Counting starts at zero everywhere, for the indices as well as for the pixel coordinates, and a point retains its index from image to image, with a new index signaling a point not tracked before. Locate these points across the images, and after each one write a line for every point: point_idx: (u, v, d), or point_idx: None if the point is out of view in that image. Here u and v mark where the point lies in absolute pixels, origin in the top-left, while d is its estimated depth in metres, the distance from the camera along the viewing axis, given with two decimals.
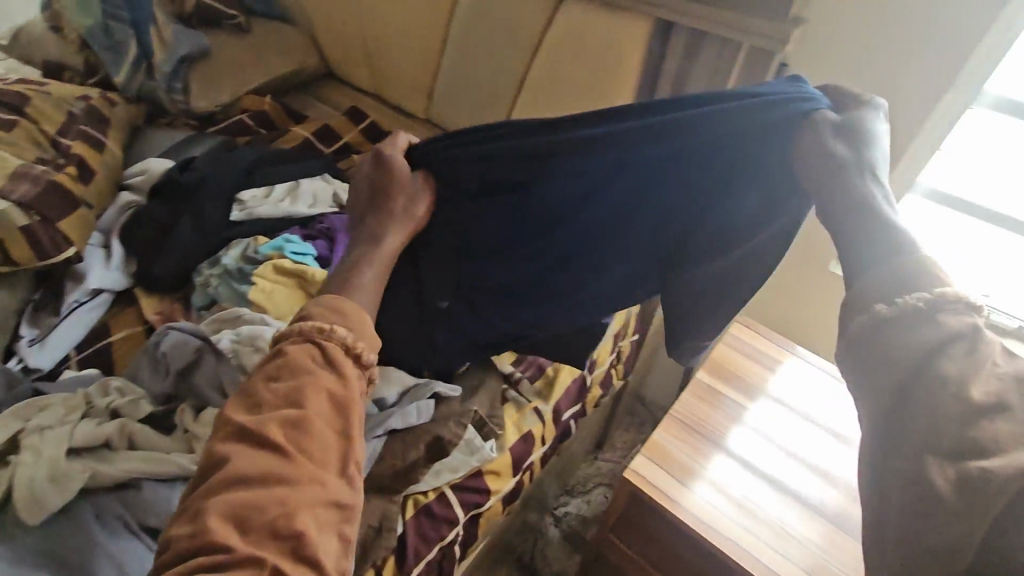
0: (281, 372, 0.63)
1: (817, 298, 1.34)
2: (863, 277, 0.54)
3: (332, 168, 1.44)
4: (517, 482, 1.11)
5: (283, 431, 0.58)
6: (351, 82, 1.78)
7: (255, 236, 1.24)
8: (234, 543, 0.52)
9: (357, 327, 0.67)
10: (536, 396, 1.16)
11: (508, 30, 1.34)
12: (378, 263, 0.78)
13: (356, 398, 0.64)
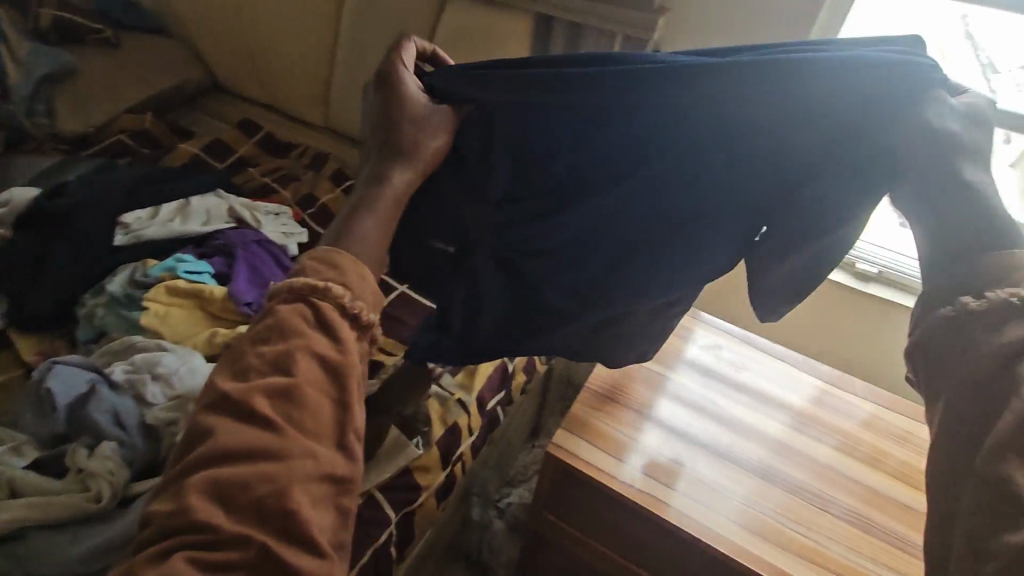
0: (271, 333, 0.54)
1: None
2: (941, 271, 0.55)
3: (226, 182, 1.37)
4: (448, 474, 1.14)
5: (273, 400, 0.51)
6: (239, 94, 1.71)
7: (144, 260, 1.17)
8: (222, 522, 0.47)
9: (357, 284, 0.58)
10: (458, 388, 1.19)
11: (396, 29, 1.33)
12: (383, 209, 0.64)
13: (354, 361, 0.55)
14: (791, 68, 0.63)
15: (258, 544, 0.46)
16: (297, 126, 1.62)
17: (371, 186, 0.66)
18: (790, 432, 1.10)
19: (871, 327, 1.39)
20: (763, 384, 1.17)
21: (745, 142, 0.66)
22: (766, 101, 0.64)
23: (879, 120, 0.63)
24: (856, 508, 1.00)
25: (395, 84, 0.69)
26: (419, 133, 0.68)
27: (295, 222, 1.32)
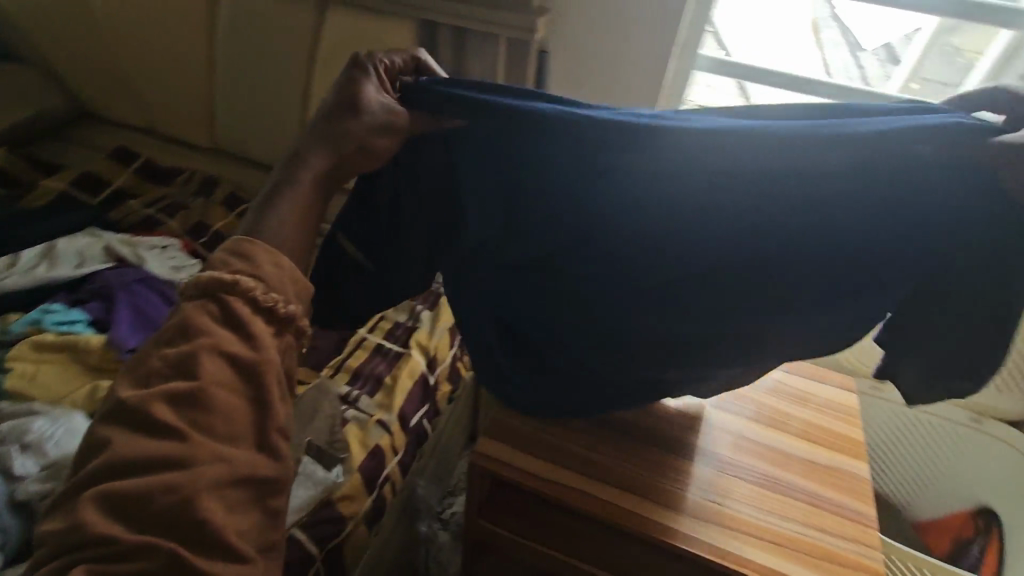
0: (174, 334, 0.50)
1: None
2: None
3: (100, 218, 1.25)
4: (377, 499, 1.03)
5: (176, 408, 0.46)
6: (113, 119, 1.55)
7: (5, 316, 1.04)
8: (123, 534, 0.43)
9: (274, 275, 0.54)
10: (377, 408, 1.10)
11: (273, 40, 1.24)
12: (297, 194, 0.60)
13: (272, 360, 0.51)
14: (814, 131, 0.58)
15: (166, 553, 0.43)
16: (182, 150, 1.51)
17: (290, 168, 0.62)
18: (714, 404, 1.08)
19: None
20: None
21: (847, 198, 0.60)
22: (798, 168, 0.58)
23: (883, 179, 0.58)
24: (769, 472, 0.97)
25: (354, 82, 0.66)
26: (339, 127, 0.63)
27: (185, 254, 1.21)
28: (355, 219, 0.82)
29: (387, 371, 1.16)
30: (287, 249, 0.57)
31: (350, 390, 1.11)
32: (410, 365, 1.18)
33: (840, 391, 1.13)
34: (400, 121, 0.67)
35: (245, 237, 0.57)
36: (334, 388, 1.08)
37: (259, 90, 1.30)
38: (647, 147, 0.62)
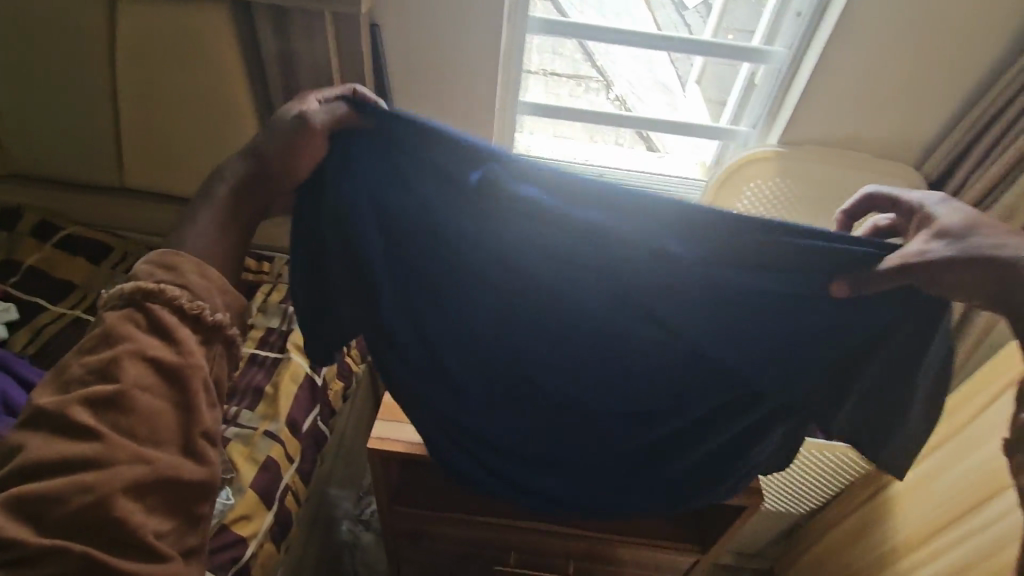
0: (97, 342, 0.53)
1: None
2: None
3: None
4: (279, 511, 0.93)
5: (100, 412, 0.51)
6: None
7: None
8: (36, 537, 0.47)
9: (200, 286, 0.57)
10: (262, 420, 0.98)
11: (62, 37, 1.06)
12: (209, 209, 0.61)
13: (199, 366, 0.55)
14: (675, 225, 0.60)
15: (77, 554, 0.47)
16: None
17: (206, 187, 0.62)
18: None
19: None
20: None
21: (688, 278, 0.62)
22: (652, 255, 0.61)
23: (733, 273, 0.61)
24: None
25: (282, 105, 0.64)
26: None
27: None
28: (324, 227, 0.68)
29: (268, 379, 1.04)
30: (211, 259, 0.59)
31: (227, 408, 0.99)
32: (291, 365, 1.06)
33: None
34: (316, 134, 0.61)
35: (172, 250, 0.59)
36: None
37: (59, 98, 1.12)
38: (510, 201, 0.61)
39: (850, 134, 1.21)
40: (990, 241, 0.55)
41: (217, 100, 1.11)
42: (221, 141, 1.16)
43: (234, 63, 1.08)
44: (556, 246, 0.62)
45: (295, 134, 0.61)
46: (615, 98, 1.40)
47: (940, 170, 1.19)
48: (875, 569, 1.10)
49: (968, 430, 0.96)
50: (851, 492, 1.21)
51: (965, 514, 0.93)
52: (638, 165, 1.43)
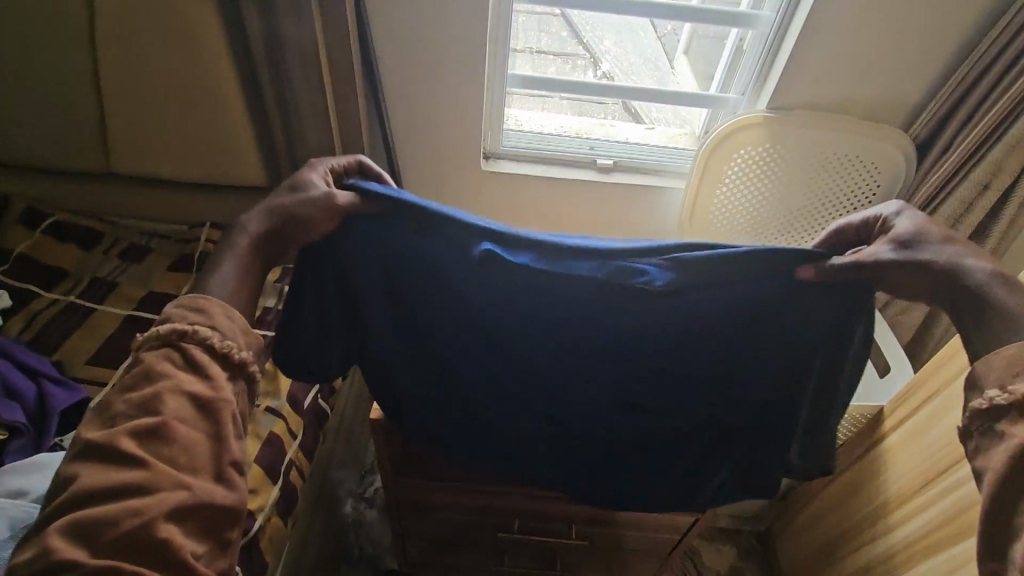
0: (137, 381, 0.58)
1: (490, 203, 1.39)
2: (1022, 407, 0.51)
3: None
4: (285, 486, 0.94)
5: (144, 439, 0.54)
6: None
7: None
8: (88, 559, 0.49)
9: (227, 327, 0.62)
10: (265, 396, 0.99)
11: (43, 26, 1.04)
12: (233, 257, 0.66)
13: (228, 400, 0.60)
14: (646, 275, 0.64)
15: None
16: None
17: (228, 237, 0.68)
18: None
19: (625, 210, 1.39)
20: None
21: (662, 313, 0.67)
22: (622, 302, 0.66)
23: (703, 300, 0.66)
24: None
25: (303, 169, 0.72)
26: None
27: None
28: (314, 285, 0.71)
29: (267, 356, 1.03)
30: (237, 302, 0.65)
31: None
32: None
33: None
34: (335, 202, 0.65)
35: (200, 293, 0.64)
36: None
37: (43, 89, 1.11)
38: (492, 269, 0.66)
39: (837, 99, 1.22)
40: (934, 251, 0.60)
41: (204, 85, 1.10)
42: (209, 122, 1.15)
43: (219, 47, 1.06)
44: (532, 301, 0.68)
45: (315, 200, 0.65)
46: (602, 75, 1.39)
47: (926, 132, 1.21)
48: (869, 523, 1.13)
49: (954, 385, 0.97)
50: (845, 451, 1.23)
51: (954, 465, 0.95)
52: (630, 137, 1.42)
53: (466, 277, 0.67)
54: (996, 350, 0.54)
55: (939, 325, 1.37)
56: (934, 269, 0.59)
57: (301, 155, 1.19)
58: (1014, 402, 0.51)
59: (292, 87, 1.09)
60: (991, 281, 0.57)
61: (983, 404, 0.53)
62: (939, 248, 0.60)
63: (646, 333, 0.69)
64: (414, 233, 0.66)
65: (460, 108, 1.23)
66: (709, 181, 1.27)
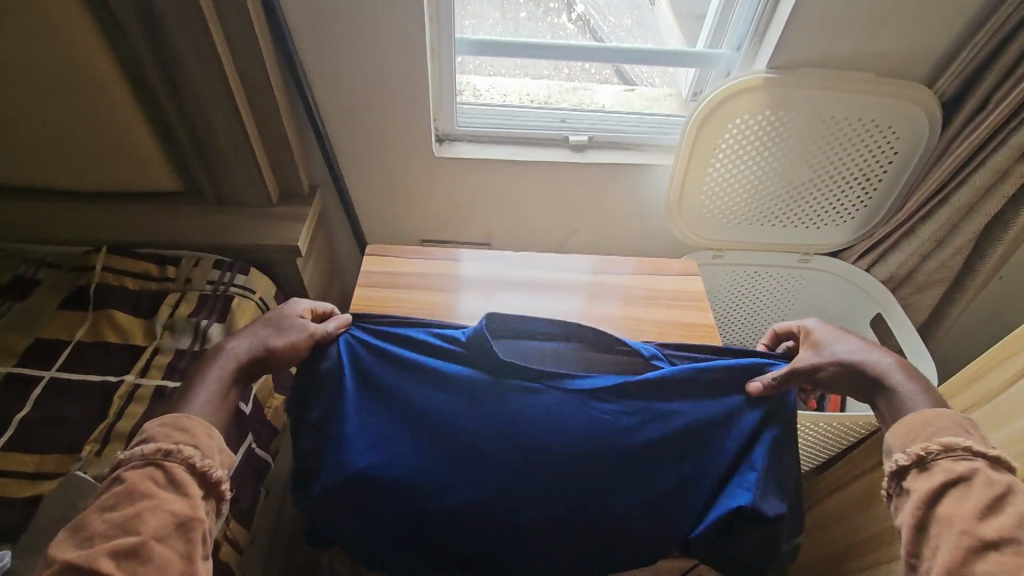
0: (118, 499, 0.56)
1: (450, 192, 1.20)
2: (907, 446, 0.62)
3: None
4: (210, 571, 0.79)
5: (120, 561, 0.52)
6: None
7: None
8: None
9: (209, 441, 0.62)
10: None
11: None
12: (219, 374, 0.68)
13: (205, 518, 0.58)
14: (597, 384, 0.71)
15: None
16: None
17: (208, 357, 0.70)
18: (585, 311, 0.96)
19: (606, 191, 1.20)
20: (547, 277, 1.00)
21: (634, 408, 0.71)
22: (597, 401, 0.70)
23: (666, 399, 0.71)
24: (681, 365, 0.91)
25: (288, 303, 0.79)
26: None
27: None
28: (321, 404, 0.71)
29: None
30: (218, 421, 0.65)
31: None
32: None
33: (689, 280, 1.02)
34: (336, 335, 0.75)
35: (184, 411, 0.64)
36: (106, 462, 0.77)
37: None
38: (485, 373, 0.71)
39: (848, 52, 1.02)
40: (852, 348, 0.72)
41: (79, 80, 0.88)
42: (91, 124, 0.93)
43: (88, 34, 0.84)
44: (533, 397, 0.70)
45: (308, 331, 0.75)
46: (577, 19, 1.17)
47: (955, 86, 1.03)
48: (883, 541, 1.02)
49: (998, 399, 0.83)
50: (855, 456, 1.10)
51: None
52: (607, 104, 1.22)
53: (467, 379, 0.71)
54: (894, 423, 0.65)
55: (958, 304, 1.23)
56: (845, 362, 0.71)
57: (216, 153, 0.99)
58: (912, 462, 0.61)
59: (187, 70, 0.89)
60: (891, 367, 0.68)
61: (891, 466, 0.62)
62: (844, 347, 0.72)
63: (632, 433, 0.70)
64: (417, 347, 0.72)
65: (402, 86, 1.02)
66: (699, 174, 1.11)
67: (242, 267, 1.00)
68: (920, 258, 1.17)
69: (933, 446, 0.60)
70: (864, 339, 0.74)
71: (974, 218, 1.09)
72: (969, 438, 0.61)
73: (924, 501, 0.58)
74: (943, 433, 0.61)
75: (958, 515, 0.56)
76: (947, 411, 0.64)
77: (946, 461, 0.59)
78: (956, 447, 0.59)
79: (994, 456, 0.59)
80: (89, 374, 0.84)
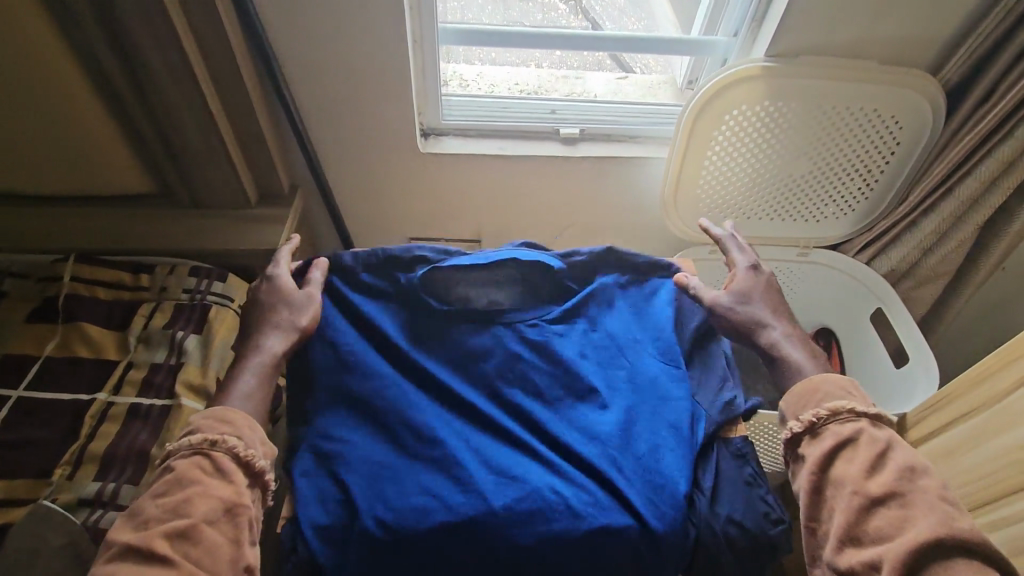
0: (170, 485, 0.60)
1: (438, 188, 1.15)
2: (802, 415, 0.67)
3: None
4: None
5: (173, 542, 0.56)
6: None
7: None
8: None
9: (249, 432, 0.65)
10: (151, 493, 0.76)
11: None
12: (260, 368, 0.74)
13: (249, 504, 0.62)
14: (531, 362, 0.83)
15: None
16: None
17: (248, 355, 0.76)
18: None
19: (601, 184, 1.16)
20: None
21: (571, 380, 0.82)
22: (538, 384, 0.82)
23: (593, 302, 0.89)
24: None
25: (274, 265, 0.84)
26: None
27: None
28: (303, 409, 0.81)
29: (154, 438, 0.80)
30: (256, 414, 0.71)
31: (105, 484, 0.75)
32: (182, 418, 0.81)
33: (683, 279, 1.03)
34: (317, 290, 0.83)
35: (227, 406, 0.68)
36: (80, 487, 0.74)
37: None
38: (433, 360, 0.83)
39: (850, 40, 0.97)
40: (759, 308, 0.81)
41: (38, 83, 0.83)
42: (55, 128, 0.88)
43: (43, 34, 0.78)
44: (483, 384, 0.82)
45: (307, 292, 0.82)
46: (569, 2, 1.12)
47: (960, 75, 0.98)
48: None
49: (1004, 403, 0.80)
50: None
51: (998, 498, 0.79)
52: (601, 93, 1.17)
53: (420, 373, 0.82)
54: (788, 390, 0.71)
55: (961, 295, 1.20)
56: (749, 318, 0.80)
57: (189, 154, 0.95)
58: (805, 430, 0.66)
59: (151, 66, 0.83)
60: (782, 339, 0.77)
61: (788, 434, 0.67)
62: (754, 307, 0.81)
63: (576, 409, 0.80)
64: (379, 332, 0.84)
65: (383, 78, 0.97)
66: (693, 168, 1.07)
67: (220, 273, 0.96)
68: (922, 252, 1.14)
69: (822, 412, 0.66)
70: (778, 304, 0.82)
71: (978, 210, 1.05)
72: (854, 399, 0.67)
73: (819, 465, 0.63)
74: (830, 398, 0.67)
75: (848, 476, 0.61)
76: (833, 377, 0.70)
77: (833, 425, 0.65)
78: (842, 410, 0.65)
79: (875, 415, 0.66)
80: (59, 392, 0.81)
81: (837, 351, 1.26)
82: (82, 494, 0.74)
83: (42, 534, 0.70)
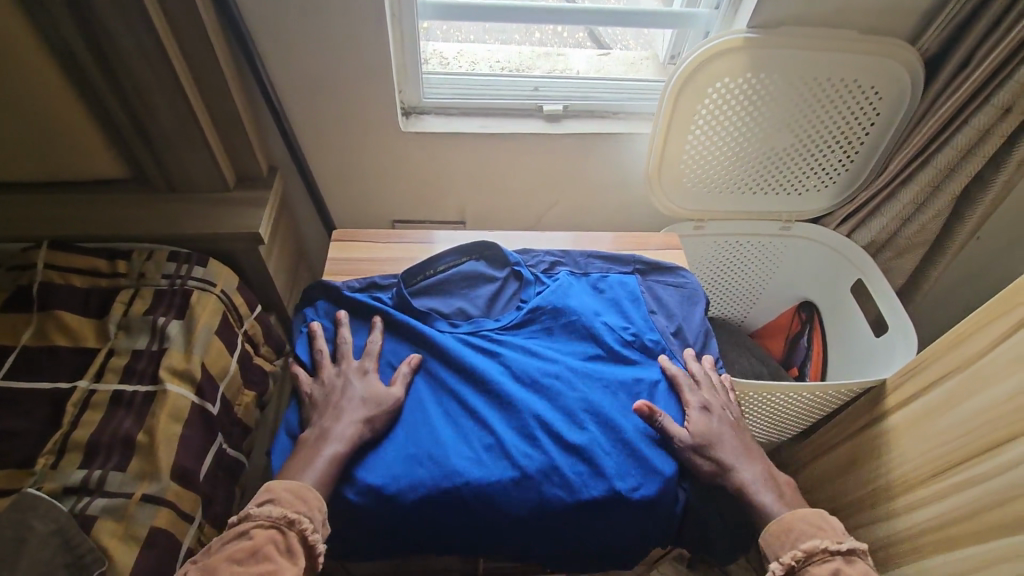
0: (244, 556, 0.60)
1: (421, 170, 1.14)
2: (785, 555, 0.66)
3: None
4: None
5: None
6: None
7: None
8: None
9: (318, 514, 0.65)
10: (139, 480, 0.75)
11: None
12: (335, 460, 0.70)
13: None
14: (520, 353, 0.84)
15: None
16: None
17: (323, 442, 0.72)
18: None
19: (584, 162, 1.15)
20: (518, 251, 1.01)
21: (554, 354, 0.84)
22: (528, 356, 0.83)
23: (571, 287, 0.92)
24: None
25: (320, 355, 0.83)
26: None
27: None
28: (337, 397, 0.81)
29: (140, 425, 0.78)
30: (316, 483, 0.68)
31: (90, 472, 0.74)
32: (167, 405, 0.80)
33: (663, 254, 1.05)
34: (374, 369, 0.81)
35: (301, 479, 0.67)
36: (66, 475, 0.73)
37: None
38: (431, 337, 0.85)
39: (830, 10, 0.97)
40: (728, 447, 0.74)
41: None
42: (20, 111, 0.85)
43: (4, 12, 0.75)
44: (479, 356, 0.83)
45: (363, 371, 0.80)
46: None
47: (937, 44, 0.99)
48: (867, 504, 1.01)
49: (975, 365, 0.82)
50: (838, 421, 1.10)
51: (970, 457, 0.82)
52: (582, 70, 1.16)
53: (424, 352, 0.84)
54: (767, 530, 0.69)
55: (937, 264, 1.22)
56: (719, 456, 0.74)
57: (163, 138, 0.92)
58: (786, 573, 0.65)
59: (119, 45, 0.80)
60: (751, 482, 0.72)
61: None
62: (720, 443, 0.75)
63: (564, 380, 0.80)
64: (379, 314, 0.87)
65: (361, 55, 0.95)
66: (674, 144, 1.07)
67: (199, 258, 0.93)
68: (901, 222, 1.15)
69: (798, 554, 0.65)
70: (739, 434, 0.77)
71: (954, 180, 1.07)
72: (828, 535, 0.67)
73: None
74: (804, 537, 0.66)
75: None
76: (807, 512, 0.69)
77: (812, 567, 0.64)
78: (816, 551, 0.64)
79: (849, 551, 0.65)
80: (38, 380, 0.79)
81: (819, 321, 1.30)
82: (67, 483, 0.73)
83: (25, 523, 0.68)
